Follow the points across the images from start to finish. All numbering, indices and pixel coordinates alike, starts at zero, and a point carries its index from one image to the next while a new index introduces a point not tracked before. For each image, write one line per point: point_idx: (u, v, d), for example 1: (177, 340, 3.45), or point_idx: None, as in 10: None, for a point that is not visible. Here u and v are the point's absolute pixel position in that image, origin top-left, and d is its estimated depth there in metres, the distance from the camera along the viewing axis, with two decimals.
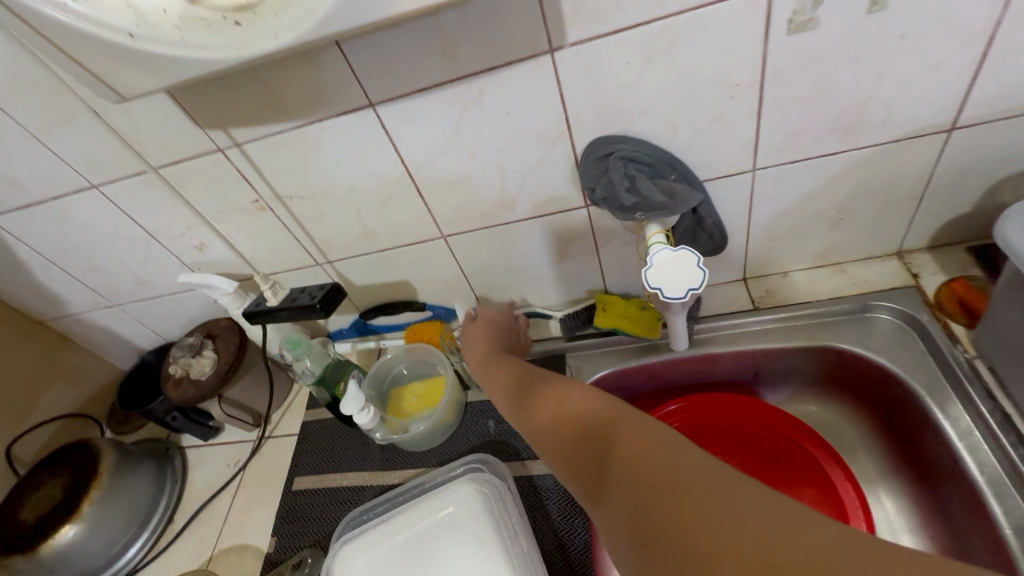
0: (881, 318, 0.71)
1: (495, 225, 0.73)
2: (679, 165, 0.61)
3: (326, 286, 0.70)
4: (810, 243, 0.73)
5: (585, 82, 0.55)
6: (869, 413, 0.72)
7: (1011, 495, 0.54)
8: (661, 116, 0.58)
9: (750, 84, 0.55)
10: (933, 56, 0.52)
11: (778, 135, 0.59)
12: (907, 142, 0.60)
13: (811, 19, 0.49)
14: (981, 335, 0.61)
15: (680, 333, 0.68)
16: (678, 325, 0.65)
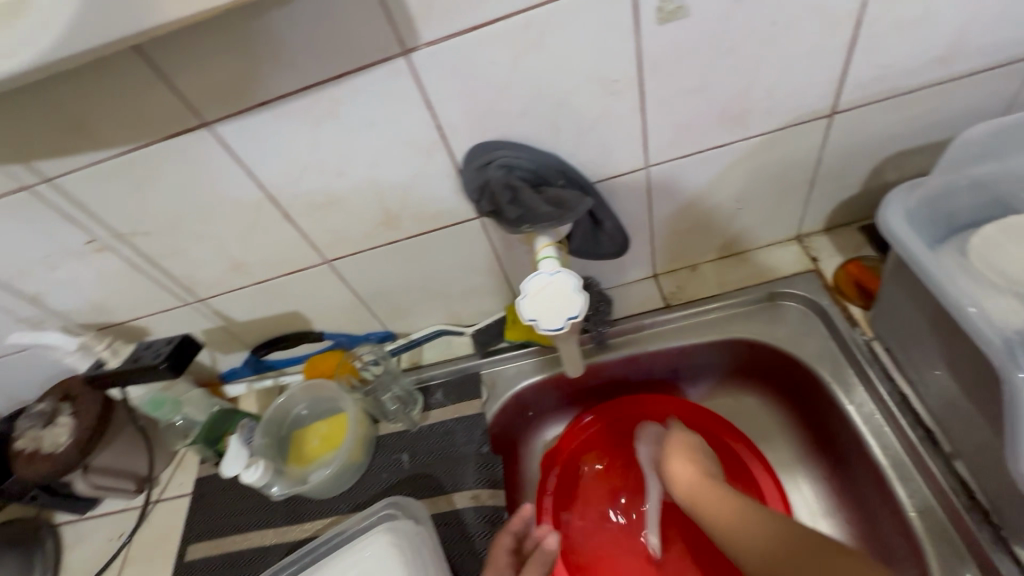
0: (786, 305, 0.70)
1: (383, 245, 0.66)
2: (568, 169, 0.56)
3: (173, 341, 0.65)
4: (713, 235, 0.72)
5: (451, 85, 0.50)
6: (782, 400, 0.71)
7: (913, 477, 0.55)
8: (540, 117, 0.53)
9: (629, 79, 0.51)
10: (807, 42, 0.50)
11: (665, 130, 0.56)
12: (792, 130, 0.59)
13: (680, 7, 0.46)
14: (878, 319, 0.61)
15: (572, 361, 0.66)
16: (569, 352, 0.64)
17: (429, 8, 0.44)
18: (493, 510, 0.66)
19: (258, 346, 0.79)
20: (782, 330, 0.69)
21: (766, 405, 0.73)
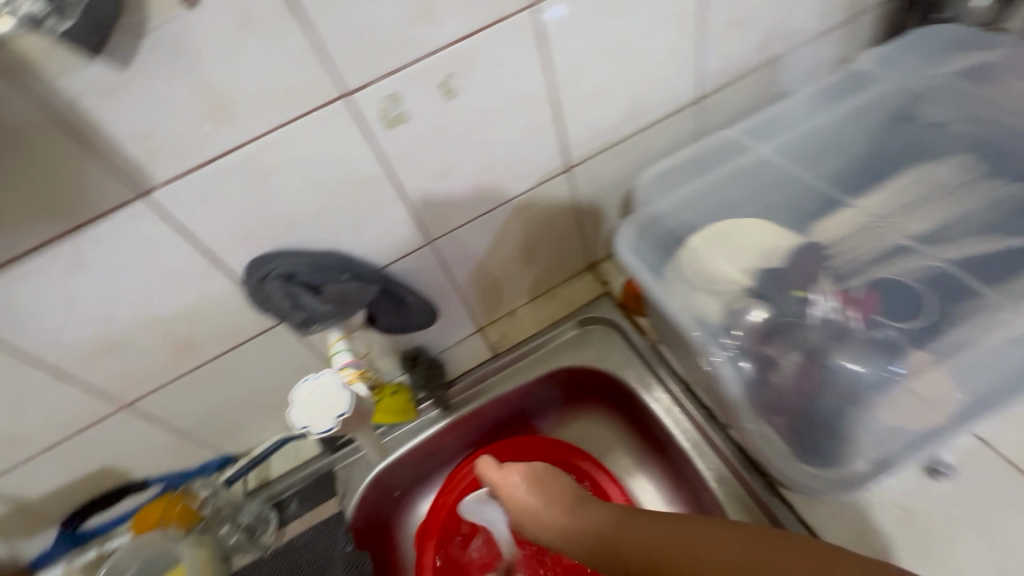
0: (592, 328, 0.80)
1: (187, 373, 0.63)
2: (350, 263, 0.60)
3: None
4: (518, 283, 0.79)
5: (204, 213, 0.51)
6: (613, 412, 0.80)
7: (707, 451, 0.65)
8: (308, 223, 0.56)
9: (379, 176, 0.57)
10: (521, 121, 0.60)
11: (431, 209, 0.63)
12: (543, 186, 0.69)
13: (399, 113, 0.53)
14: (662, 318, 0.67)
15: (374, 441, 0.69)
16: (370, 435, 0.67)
17: (154, 153, 0.46)
18: None
19: (71, 517, 0.70)
20: (593, 352, 0.78)
21: (603, 420, 0.81)
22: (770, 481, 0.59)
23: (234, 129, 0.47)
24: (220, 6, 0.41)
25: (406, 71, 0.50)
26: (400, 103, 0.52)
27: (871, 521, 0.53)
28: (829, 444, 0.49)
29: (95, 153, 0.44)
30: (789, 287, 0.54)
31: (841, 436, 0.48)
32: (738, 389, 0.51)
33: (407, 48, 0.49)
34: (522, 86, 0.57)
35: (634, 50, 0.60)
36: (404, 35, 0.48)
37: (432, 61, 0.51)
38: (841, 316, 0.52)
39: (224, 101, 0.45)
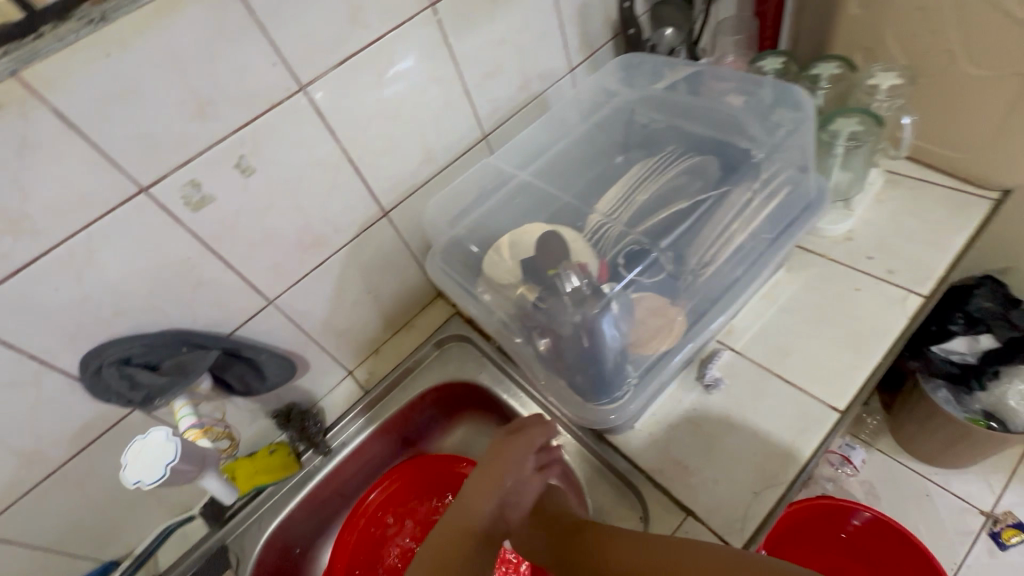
0: (449, 347, 0.89)
1: (40, 484, 0.64)
2: (186, 335, 0.65)
3: None
4: (375, 322, 0.87)
5: (23, 321, 0.55)
6: (484, 414, 0.89)
7: None
8: (138, 308, 0.61)
9: (199, 253, 0.63)
10: (325, 182, 0.70)
11: (262, 272, 0.70)
12: (368, 232, 0.78)
13: (202, 196, 0.60)
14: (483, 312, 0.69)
15: (220, 489, 0.70)
16: (213, 486, 0.69)
17: None
18: None
19: None
20: (454, 363, 0.88)
21: (479, 426, 0.90)
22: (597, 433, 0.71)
23: (37, 239, 0.52)
24: None
25: (198, 160, 0.58)
26: (201, 187, 0.60)
27: (672, 438, 0.65)
28: (609, 385, 0.60)
29: None
30: (545, 268, 0.60)
31: (614, 377, 0.60)
32: (533, 361, 0.63)
33: (194, 142, 0.57)
34: (315, 154, 0.67)
35: (410, 108, 0.73)
36: (187, 132, 0.56)
37: (222, 148, 0.59)
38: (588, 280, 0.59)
39: (20, 215, 0.51)
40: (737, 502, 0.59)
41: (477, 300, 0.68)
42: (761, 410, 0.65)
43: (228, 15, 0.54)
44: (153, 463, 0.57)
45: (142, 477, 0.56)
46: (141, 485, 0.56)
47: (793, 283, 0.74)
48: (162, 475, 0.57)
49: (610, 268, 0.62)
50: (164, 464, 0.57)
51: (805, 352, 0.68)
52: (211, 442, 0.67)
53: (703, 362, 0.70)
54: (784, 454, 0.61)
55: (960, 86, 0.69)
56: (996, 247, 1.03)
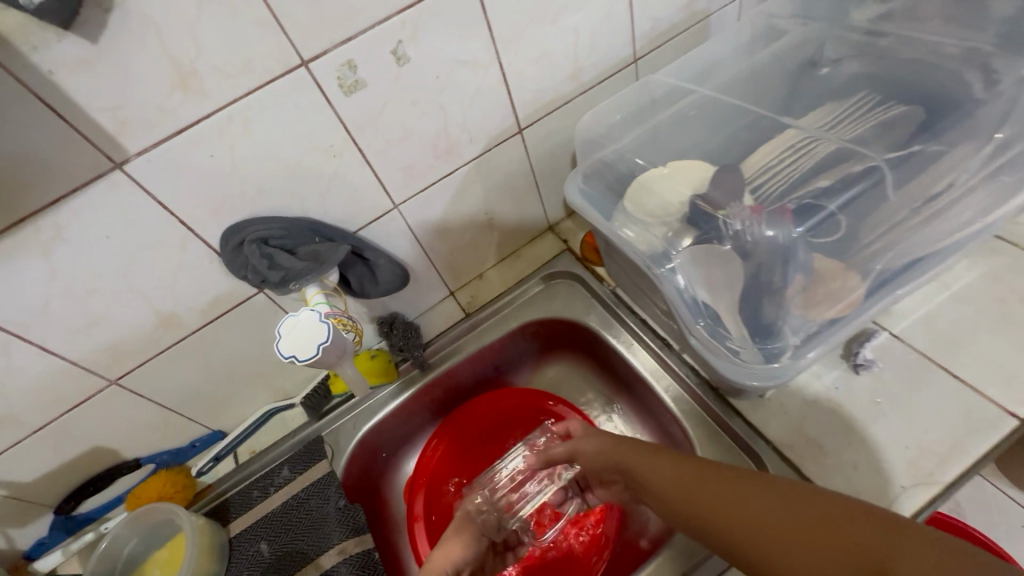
0: (557, 282, 0.86)
1: (172, 346, 0.66)
2: (320, 226, 0.65)
3: None
4: (484, 245, 0.85)
5: (180, 184, 0.55)
6: (581, 354, 0.86)
7: (665, 377, 0.71)
8: (282, 190, 0.60)
9: (343, 142, 0.61)
10: (472, 85, 0.65)
11: (395, 173, 0.67)
12: (498, 148, 0.74)
13: (356, 80, 0.57)
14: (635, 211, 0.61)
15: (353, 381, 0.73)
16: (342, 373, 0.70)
17: (125, 123, 0.49)
18: (362, 556, 0.68)
19: (61, 504, 0.72)
20: (559, 304, 0.84)
21: (575, 367, 0.88)
22: (720, 394, 0.66)
23: (200, 99, 0.51)
24: None
25: (359, 38, 0.55)
26: (356, 69, 0.56)
27: (807, 415, 0.60)
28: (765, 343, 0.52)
29: (69, 125, 0.47)
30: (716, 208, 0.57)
31: (773, 335, 0.52)
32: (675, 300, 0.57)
33: (356, 18, 0.53)
34: (468, 53, 0.62)
35: (570, 14, 0.66)
36: (353, 4, 0.52)
37: (382, 29, 0.55)
38: (752, 225, 0.55)
39: (189, 71, 0.49)
40: (880, 491, 0.54)
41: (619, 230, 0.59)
42: (920, 404, 0.58)
43: None
44: (307, 341, 0.60)
45: (295, 354, 0.60)
46: (297, 359, 0.59)
47: (973, 271, 0.65)
48: (316, 353, 0.60)
49: (789, 211, 0.55)
50: (318, 343, 0.60)
51: (982, 349, 0.59)
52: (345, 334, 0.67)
53: (854, 341, 0.63)
54: (942, 452, 0.54)
55: None
56: None
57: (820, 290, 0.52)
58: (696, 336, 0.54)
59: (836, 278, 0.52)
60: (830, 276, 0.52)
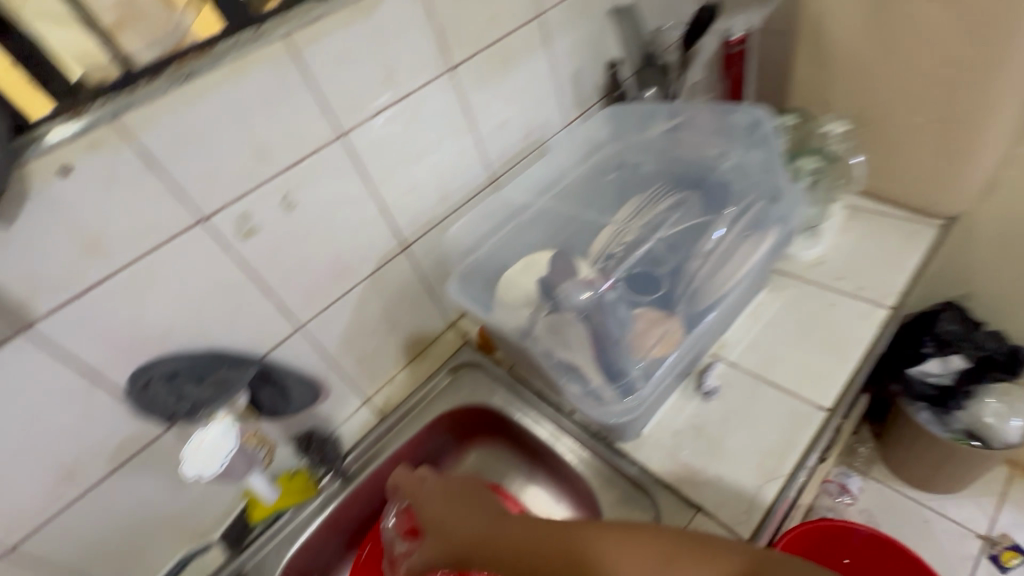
0: (462, 372, 0.95)
1: (75, 502, 0.66)
2: (226, 355, 0.71)
3: None
4: (391, 350, 0.93)
5: (86, 337, 0.60)
6: (495, 435, 0.93)
7: (564, 437, 0.80)
8: (187, 327, 0.67)
9: (243, 278, 0.70)
10: (355, 217, 0.78)
11: (295, 298, 0.76)
12: (388, 264, 0.86)
13: (251, 226, 0.68)
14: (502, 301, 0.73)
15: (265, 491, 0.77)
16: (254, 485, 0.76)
17: (33, 290, 0.55)
18: None
19: None
20: (466, 391, 0.92)
21: (493, 449, 0.94)
22: (608, 441, 0.75)
23: (106, 260, 0.59)
24: (89, 171, 0.55)
25: (251, 194, 0.67)
26: (250, 218, 0.68)
27: (677, 442, 0.71)
28: (623, 383, 0.65)
29: None
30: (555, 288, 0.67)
31: (627, 375, 0.65)
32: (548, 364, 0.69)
33: (246, 180, 0.66)
34: (348, 194, 0.76)
35: (429, 154, 0.83)
36: (243, 170, 0.65)
37: (270, 185, 0.68)
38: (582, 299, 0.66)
39: (96, 239, 0.57)
40: (742, 495, 0.64)
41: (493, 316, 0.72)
42: (757, 413, 0.71)
43: (285, 75, 0.64)
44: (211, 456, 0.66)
45: (200, 471, 0.66)
46: (202, 476, 0.65)
47: (776, 302, 0.83)
48: (221, 467, 0.66)
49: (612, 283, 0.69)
50: (222, 457, 0.66)
51: (792, 360, 0.75)
52: (252, 449, 0.73)
53: (701, 373, 0.77)
54: (779, 449, 0.66)
55: (891, 128, 0.81)
56: (952, 275, 1.13)
57: (649, 336, 0.67)
58: (568, 390, 0.68)
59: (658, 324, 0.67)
60: (653, 323, 0.67)
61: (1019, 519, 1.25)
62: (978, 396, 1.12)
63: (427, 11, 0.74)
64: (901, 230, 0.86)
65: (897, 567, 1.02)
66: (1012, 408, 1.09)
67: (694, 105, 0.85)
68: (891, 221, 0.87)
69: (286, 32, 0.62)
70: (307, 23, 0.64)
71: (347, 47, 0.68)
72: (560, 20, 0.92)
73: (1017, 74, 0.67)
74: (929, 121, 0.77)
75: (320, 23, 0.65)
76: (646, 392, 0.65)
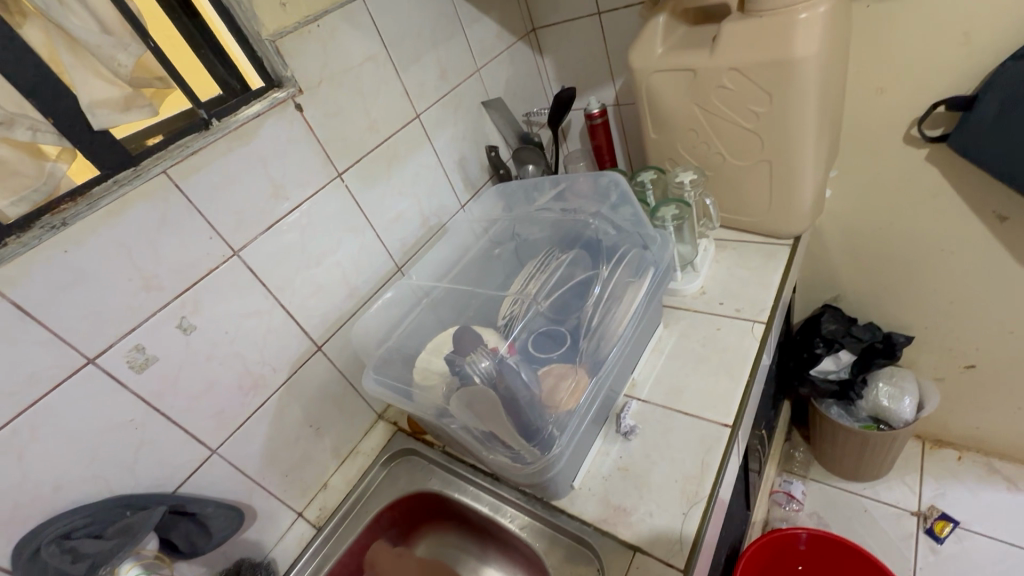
0: (396, 463, 0.94)
1: None
2: (131, 498, 0.67)
3: None
4: (319, 454, 0.90)
5: None
6: (440, 521, 0.91)
7: (504, 507, 0.81)
8: (81, 478, 0.63)
9: (143, 412, 0.67)
10: (260, 328, 0.79)
11: (205, 421, 0.74)
12: (303, 367, 0.86)
13: (146, 357, 0.67)
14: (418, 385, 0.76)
15: None
16: None
17: None
18: None
19: None
20: (403, 482, 0.91)
21: (440, 536, 0.92)
22: (544, 501, 0.76)
23: None
24: None
25: (143, 325, 0.66)
26: (145, 349, 0.67)
27: (608, 487, 0.74)
28: (540, 440, 0.69)
29: None
30: (461, 359, 0.70)
31: (543, 433, 0.69)
32: (471, 436, 0.72)
33: (137, 312, 0.65)
34: (250, 306, 0.77)
35: (330, 254, 0.87)
36: (132, 303, 0.65)
37: (164, 313, 0.68)
38: (489, 365, 0.69)
39: None
40: (672, 525, 0.67)
41: (412, 400, 0.76)
42: (673, 442, 0.75)
43: (169, 206, 0.67)
44: None
45: None
46: None
47: (673, 336, 0.91)
48: None
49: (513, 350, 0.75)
50: None
51: (695, 386, 0.81)
52: None
53: (618, 415, 0.81)
54: (697, 472, 0.71)
55: (729, 172, 0.96)
56: (821, 281, 1.29)
57: (558, 390, 0.72)
58: (494, 457, 0.71)
59: (564, 376, 0.73)
60: (560, 376, 0.73)
61: (939, 488, 1.36)
62: (871, 382, 1.26)
63: (308, 129, 0.80)
64: (762, 253, 0.99)
65: (845, 562, 1.07)
66: (901, 388, 1.23)
67: (571, 176, 0.97)
68: (751, 246, 1.01)
69: (166, 168, 0.65)
70: (185, 156, 0.67)
71: (231, 172, 0.72)
72: (437, 118, 1.02)
73: (808, 119, 0.82)
74: (755, 162, 0.91)
75: (200, 155, 0.69)
76: (562, 446, 0.69)
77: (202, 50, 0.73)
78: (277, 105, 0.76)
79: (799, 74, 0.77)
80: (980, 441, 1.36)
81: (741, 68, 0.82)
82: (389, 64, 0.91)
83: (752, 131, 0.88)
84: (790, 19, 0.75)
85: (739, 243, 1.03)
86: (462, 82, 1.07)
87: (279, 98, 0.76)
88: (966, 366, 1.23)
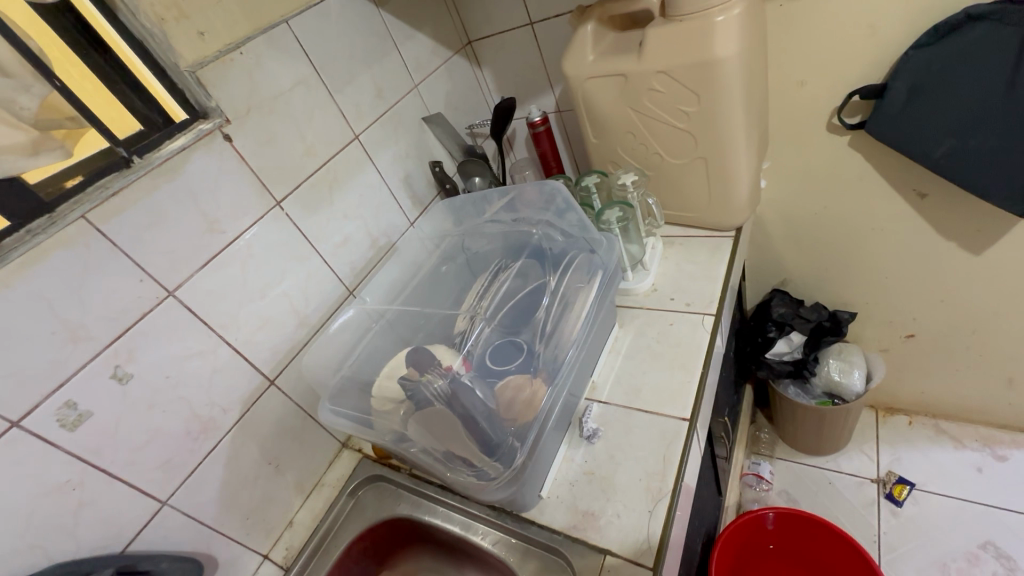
0: (363, 492, 0.91)
1: None
2: (74, 564, 0.62)
3: None
4: (281, 491, 0.87)
5: None
6: (413, 547, 0.89)
7: (475, 524, 0.80)
8: (15, 550, 0.59)
9: (81, 472, 0.64)
10: (205, 368, 0.76)
11: (152, 473, 0.70)
12: (256, 404, 0.83)
13: (79, 413, 0.63)
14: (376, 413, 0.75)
15: None
16: None
17: None
18: None
19: None
20: (371, 510, 0.89)
21: (414, 563, 0.90)
22: (514, 514, 0.76)
23: None
24: None
25: (72, 379, 0.62)
26: (77, 405, 0.63)
27: (575, 493, 0.74)
28: (503, 455, 0.69)
29: None
30: (414, 381, 0.71)
31: (504, 448, 0.69)
32: (433, 459, 0.72)
33: (65, 366, 0.62)
34: (192, 346, 0.74)
35: (275, 285, 0.84)
36: (59, 357, 0.61)
37: (96, 364, 0.64)
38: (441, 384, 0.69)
39: None
40: (639, 525, 0.68)
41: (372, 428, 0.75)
42: (635, 441, 0.76)
43: (93, 251, 0.63)
44: None
45: None
46: None
47: (628, 335, 0.93)
48: None
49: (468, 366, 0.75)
50: None
51: (652, 383, 0.83)
52: None
53: (580, 419, 0.82)
54: (659, 468, 0.72)
55: (669, 171, 0.98)
56: (768, 267, 1.34)
57: (514, 402, 0.71)
58: (457, 475, 0.70)
59: (519, 388, 0.72)
60: (513, 388, 0.72)
61: (895, 454, 1.42)
62: (822, 359, 1.32)
63: (239, 159, 0.78)
64: (707, 246, 1.02)
65: (812, 536, 1.11)
66: (851, 362, 1.29)
67: (519, 185, 0.97)
68: (696, 240, 1.04)
69: (85, 212, 0.62)
70: (106, 198, 0.64)
71: (158, 209, 0.69)
72: (377, 138, 1.01)
73: (736, 116, 0.85)
74: (692, 159, 0.94)
75: (122, 196, 0.66)
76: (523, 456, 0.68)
77: (117, 87, 0.70)
78: (203, 137, 0.73)
79: (722, 74, 0.80)
80: (927, 405, 1.44)
81: (668, 71, 0.84)
82: (321, 88, 0.90)
83: (686, 131, 0.90)
84: (709, 22, 0.77)
85: (685, 238, 1.06)
86: (400, 99, 1.06)
87: (204, 130, 0.73)
88: (906, 336, 1.30)
